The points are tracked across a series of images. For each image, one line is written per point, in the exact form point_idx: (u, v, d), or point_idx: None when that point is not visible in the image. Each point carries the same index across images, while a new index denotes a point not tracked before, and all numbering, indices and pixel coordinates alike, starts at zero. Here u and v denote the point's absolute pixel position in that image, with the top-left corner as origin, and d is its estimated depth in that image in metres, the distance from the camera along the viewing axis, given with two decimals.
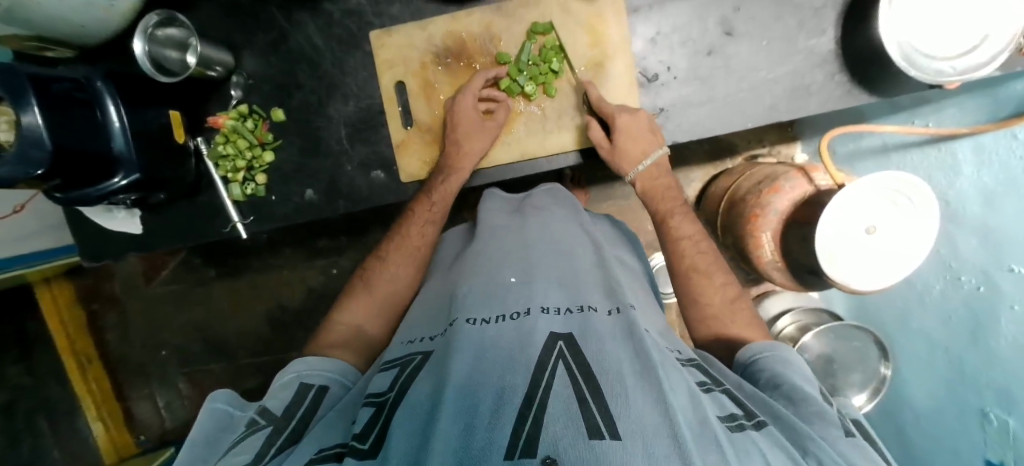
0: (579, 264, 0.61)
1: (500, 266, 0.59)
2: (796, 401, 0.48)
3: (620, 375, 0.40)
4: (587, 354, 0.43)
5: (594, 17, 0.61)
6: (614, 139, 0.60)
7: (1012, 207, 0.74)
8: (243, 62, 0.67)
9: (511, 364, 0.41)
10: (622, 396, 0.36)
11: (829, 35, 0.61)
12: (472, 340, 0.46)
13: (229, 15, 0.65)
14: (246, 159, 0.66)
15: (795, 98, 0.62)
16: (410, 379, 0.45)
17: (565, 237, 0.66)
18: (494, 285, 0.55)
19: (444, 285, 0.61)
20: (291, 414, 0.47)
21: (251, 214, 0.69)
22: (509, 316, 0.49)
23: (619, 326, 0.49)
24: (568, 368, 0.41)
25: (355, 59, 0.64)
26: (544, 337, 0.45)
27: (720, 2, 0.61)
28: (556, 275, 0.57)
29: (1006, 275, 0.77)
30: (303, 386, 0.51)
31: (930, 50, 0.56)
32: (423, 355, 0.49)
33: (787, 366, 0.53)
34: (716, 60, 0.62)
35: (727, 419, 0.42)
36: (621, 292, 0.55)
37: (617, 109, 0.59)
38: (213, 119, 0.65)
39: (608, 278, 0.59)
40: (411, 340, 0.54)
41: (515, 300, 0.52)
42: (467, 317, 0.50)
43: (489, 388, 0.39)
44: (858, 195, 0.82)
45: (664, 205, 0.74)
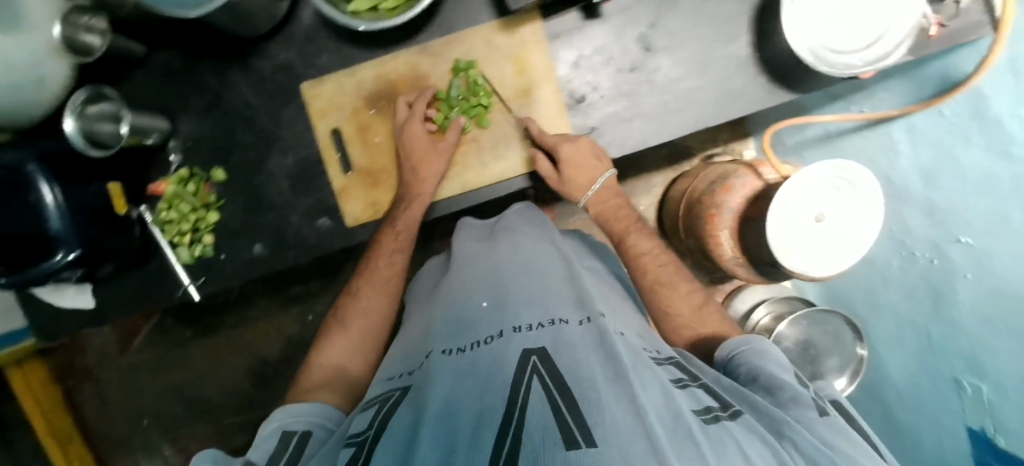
0: (553, 276, 0.58)
1: (473, 292, 0.56)
2: (773, 389, 0.47)
3: (594, 382, 0.37)
4: (563, 367, 0.40)
5: (518, 48, 0.63)
6: (561, 170, 0.62)
7: (951, 181, 0.75)
8: (179, 126, 0.67)
9: (486, 387, 0.39)
10: (596, 403, 0.35)
11: (744, 41, 0.63)
12: (446, 370, 0.43)
13: (161, 83, 0.66)
14: (190, 221, 0.65)
15: (720, 104, 0.64)
16: (389, 414, 0.43)
17: (532, 253, 0.62)
18: (466, 315, 0.52)
19: (421, 325, 0.58)
20: (274, 462, 0.44)
21: (202, 274, 0.68)
22: (481, 342, 0.47)
23: (591, 336, 0.46)
24: (543, 384, 0.38)
25: (289, 112, 0.65)
26: (516, 355, 0.43)
27: (637, 20, 0.62)
28: (528, 291, 0.54)
29: (955, 246, 0.78)
30: (285, 434, 0.48)
31: (836, 46, 0.58)
32: (401, 391, 0.46)
33: (763, 356, 0.52)
34: (639, 76, 0.63)
35: (703, 411, 0.39)
36: (592, 302, 0.52)
37: (557, 139, 0.61)
38: (153, 186, 0.66)
39: (576, 285, 0.57)
40: (389, 378, 0.52)
41: (488, 323, 0.50)
42: (443, 348, 0.48)
43: (467, 413, 0.37)
44: (805, 184, 0.83)
45: (618, 225, 0.72)
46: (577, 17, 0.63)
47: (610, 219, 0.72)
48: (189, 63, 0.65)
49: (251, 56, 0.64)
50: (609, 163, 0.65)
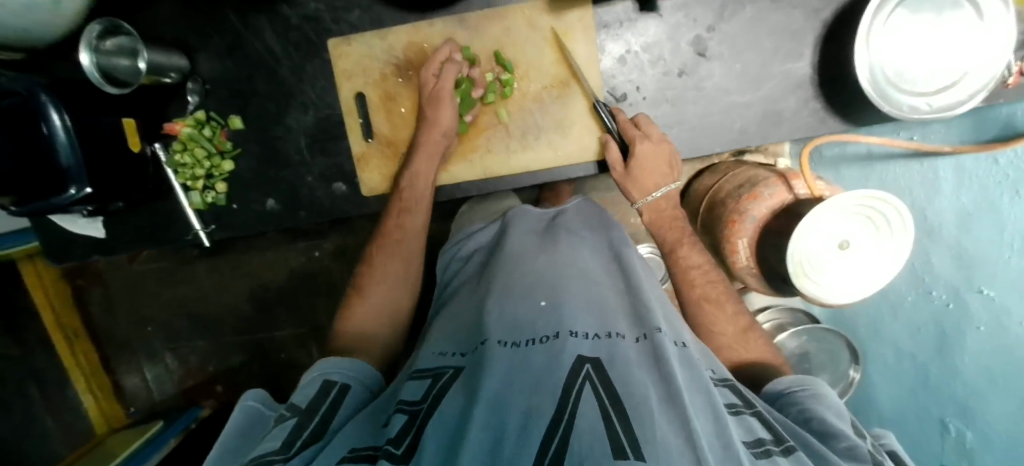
0: (612, 286, 0.54)
1: (529, 288, 0.52)
2: (827, 436, 0.42)
3: (648, 401, 0.35)
4: (619, 383, 0.37)
5: (561, 32, 0.58)
6: (631, 168, 0.58)
7: (989, 233, 0.73)
8: (199, 65, 0.64)
9: (538, 385, 0.37)
10: (648, 421, 0.32)
11: (806, 60, 0.58)
12: (501, 361, 0.41)
13: (182, 16, 0.63)
14: (205, 168, 0.64)
15: (766, 124, 0.60)
16: (445, 388, 0.42)
17: (587, 257, 0.58)
18: (521, 311, 0.48)
19: (473, 305, 0.55)
20: (317, 405, 0.44)
21: (213, 221, 0.68)
22: (538, 340, 0.44)
23: (646, 356, 0.42)
24: (596, 394, 0.35)
25: (313, 67, 0.62)
26: (572, 360, 0.39)
27: (694, 20, 0.58)
28: (587, 297, 0.50)
29: (975, 298, 0.77)
30: (327, 383, 0.47)
31: (905, 83, 0.53)
32: (454, 369, 0.45)
33: (818, 398, 0.47)
34: (687, 81, 0.59)
35: (753, 445, 0.36)
36: (650, 314, 0.48)
37: (640, 135, 0.57)
38: (169, 125, 0.62)
39: (632, 289, 0.53)
40: (441, 353, 0.49)
41: (543, 321, 0.46)
42: (499, 337, 0.45)
43: (516, 408, 0.35)
44: (832, 216, 0.78)
45: (670, 234, 0.61)
46: (630, 8, 0.58)
47: (664, 225, 0.61)
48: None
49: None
50: (679, 164, 0.59)
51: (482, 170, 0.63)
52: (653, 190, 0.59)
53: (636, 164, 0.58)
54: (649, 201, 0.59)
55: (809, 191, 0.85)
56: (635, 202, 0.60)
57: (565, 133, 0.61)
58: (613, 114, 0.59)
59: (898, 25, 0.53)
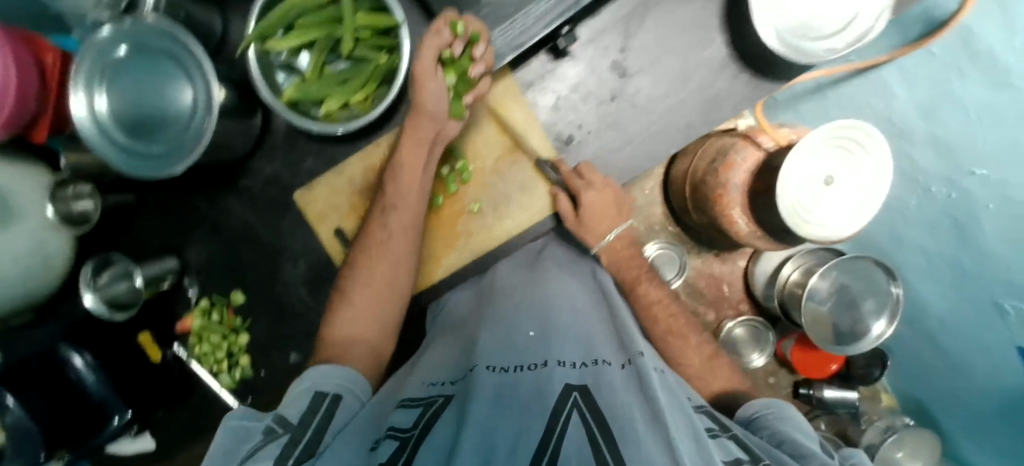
0: (597, 319, 0.54)
1: (518, 319, 0.52)
2: (798, 453, 0.41)
3: (633, 422, 0.34)
4: (603, 405, 0.36)
5: (495, 106, 0.62)
6: (580, 212, 0.60)
7: (957, 117, 0.75)
8: (189, 259, 0.68)
9: (528, 411, 0.36)
10: (635, 441, 0.32)
11: (719, 43, 0.61)
12: (489, 388, 0.40)
13: (162, 222, 0.68)
14: (223, 348, 0.68)
15: (707, 111, 0.63)
16: (435, 415, 0.40)
17: (566, 290, 0.58)
18: (511, 341, 0.49)
19: (460, 343, 0.54)
20: (308, 423, 0.40)
21: (248, 393, 0.69)
22: (526, 367, 0.43)
23: (630, 380, 0.41)
24: (584, 419, 0.34)
25: (288, 221, 0.66)
26: (560, 388, 0.39)
27: (606, 48, 0.61)
28: (576, 328, 0.50)
29: (971, 179, 0.78)
30: (318, 395, 0.45)
31: (813, 33, 0.56)
32: (446, 397, 0.43)
33: (785, 421, 0.46)
34: (621, 103, 0.62)
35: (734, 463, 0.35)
36: (631, 340, 0.48)
37: (586, 184, 0.60)
38: (180, 323, 0.69)
39: (614, 322, 0.53)
40: (431, 383, 0.48)
41: (533, 352, 0.46)
42: (487, 363, 0.45)
43: (506, 434, 0.35)
44: (811, 153, 0.81)
45: (629, 273, 0.63)
46: (546, 60, 0.62)
47: (623, 265, 0.63)
48: (183, 198, 0.67)
49: (239, 175, 0.65)
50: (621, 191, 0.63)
51: (473, 251, 0.65)
52: (607, 234, 0.62)
53: (587, 210, 0.60)
54: (608, 239, 0.62)
55: (777, 142, 0.90)
56: (593, 247, 0.63)
57: (532, 191, 0.64)
58: (556, 167, 0.62)
59: None
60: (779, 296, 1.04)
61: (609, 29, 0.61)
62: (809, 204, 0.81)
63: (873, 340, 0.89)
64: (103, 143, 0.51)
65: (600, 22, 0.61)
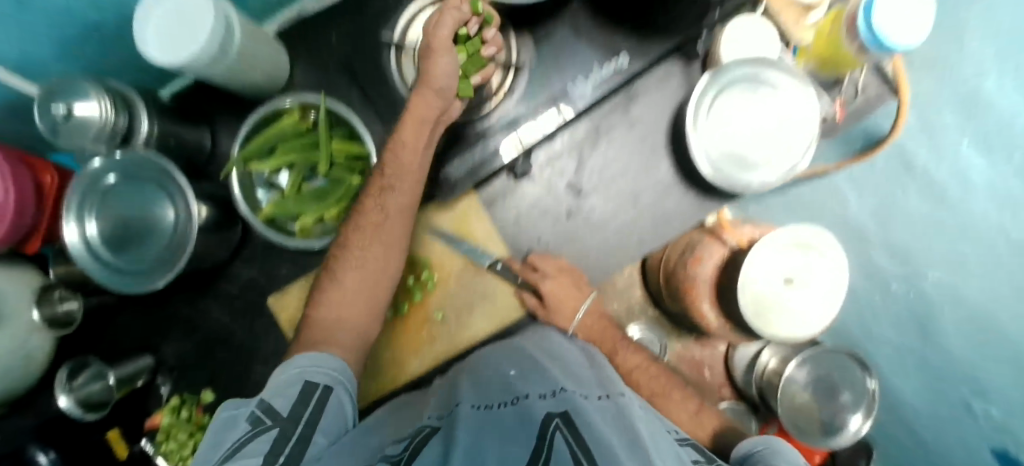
0: (577, 365, 0.56)
1: (500, 364, 0.56)
2: None
3: (615, 446, 0.37)
4: (588, 430, 0.39)
5: (457, 222, 0.67)
6: (545, 299, 0.64)
7: (903, 223, 0.80)
8: (163, 356, 0.71)
9: (510, 439, 0.38)
10: (618, 458, 0.35)
11: (665, 167, 0.67)
12: (471, 420, 0.43)
13: (143, 322, 0.72)
14: (189, 445, 0.67)
15: (657, 227, 0.67)
16: (423, 442, 0.41)
17: (548, 342, 0.61)
18: (495, 382, 0.52)
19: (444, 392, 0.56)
20: (297, 415, 0.44)
21: None
22: (507, 403, 0.47)
23: (608, 415, 0.44)
24: (568, 440, 0.37)
25: (262, 324, 0.69)
26: (542, 416, 0.42)
27: (561, 170, 0.67)
28: (556, 369, 0.53)
29: (926, 281, 0.81)
30: (308, 385, 0.48)
31: (746, 163, 0.61)
32: (432, 428, 0.44)
33: (776, 454, 0.47)
34: (575, 220, 0.67)
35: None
36: (612, 385, 0.52)
37: (543, 275, 0.64)
38: (153, 418, 0.71)
39: (594, 369, 0.57)
40: (416, 422, 0.49)
41: (510, 390, 0.50)
42: (471, 401, 0.48)
43: (493, 451, 0.36)
44: (773, 252, 0.83)
45: (606, 344, 0.68)
46: (507, 178, 0.67)
47: (598, 338, 0.68)
48: (164, 300, 0.71)
49: (218, 280, 0.70)
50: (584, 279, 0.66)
51: (436, 354, 0.68)
52: (576, 313, 0.65)
53: (548, 300, 0.64)
54: (577, 322, 0.66)
55: (739, 242, 0.93)
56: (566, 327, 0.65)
57: (494, 300, 0.67)
58: (510, 267, 0.66)
59: (723, 118, 0.61)
60: (758, 382, 1.02)
61: (563, 155, 0.67)
62: (774, 301, 0.82)
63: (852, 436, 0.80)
64: (90, 261, 0.55)
65: (555, 148, 0.67)
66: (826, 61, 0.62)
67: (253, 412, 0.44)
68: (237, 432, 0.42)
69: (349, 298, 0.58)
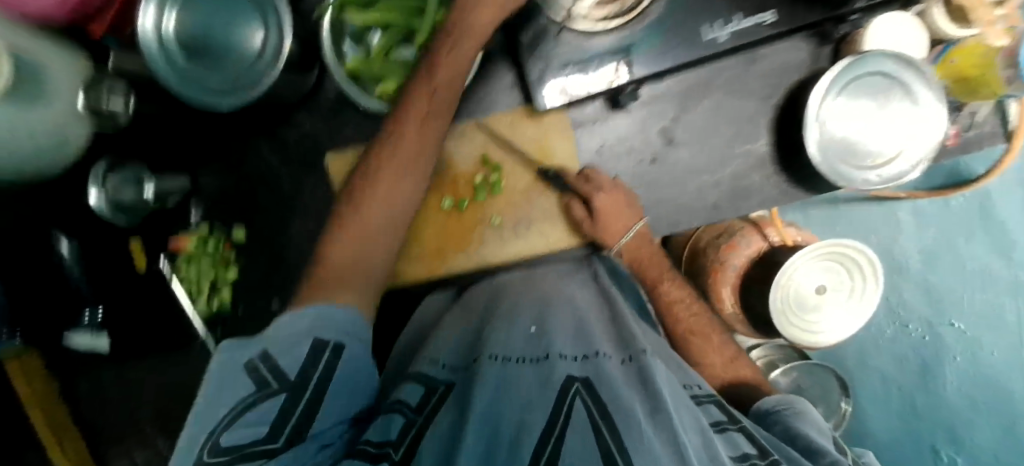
0: (591, 316, 0.52)
1: (519, 313, 0.53)
2: (809, 449, 0.45)
3: (635, 413, 0.35)
4: (607, 393, 0.37)
5: (539, 133, 0.64)
6: (596, 219, 0.61)
7: (953, 273, 0.81)
8: (201, 184, 0.69)
9: (528, 403, 0.38)
10: (638, 430, 0.33)
11: (763, 140, 0.64)
12: (492, 380, 0.41)
13: (184, 143, 0.68)
14: (210, 278, 0.68)
15: (735, 199, 0.65)
16: (441, 403, 0.43)
17: (572, 291, 0.57)
18: (513, 334, 0.49)
19: (468, 328, 0.55)
20: (308, 380, 0.39)
21: (217, 326, 0.70)
22: (524, 360, 0.44)
23: (630, 375, 0.41)
24: (587, 409, 0.35)
25: (312, 180, 0.67)
26: (563, 379, 0.39)
27: (660, 114, 0.64)
28: (574, 319, 0.51)
29: (949, 330, 0.83)
30: (318, 342, 0.42)
31: (855, 162, 0.59)
32: (446, 387, 0.45)
33: (800, 416, 0.51)
34: (659, 167, 0.65)
35: (739, 458, 0.39)
36: (635, 338, 0.48)
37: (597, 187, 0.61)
38: (174, 242, 0.67)
39: (617, 321, 0.52)
40: (435, 362, 0.50)
41: (535, 345, 0.46)
42: (490, 353, 0.46)
43: (508, 422, 0.36)
44: (807, 266, 0.83)
45: (651, 271, 0.66)
46: (602, 106, 0.63)
47: (645, 266, 0.65)
48: (214, 130, 0.67)
49: (278, 123, 0.66)
50: (640, 213, 0.63)
51: (482, 255, 0.67)
52: (624, 233, 0.62)
53: (600, 215, 0.61)
54: (624, 240, 0.62)
55: (783, 239, 0.87)
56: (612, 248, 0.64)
57: (555, 221, 0.66)
58: (563, 175, 0.63)
59: (841, 112, 0.59)
60: None
61: (667, 97, 0.63)
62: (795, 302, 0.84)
63: None
64: (158, 60, 0.50)
65: (661, 88, 0.63)
66: (968, 80, 0.59)
67: (255, 365, 0.38)
68: (227, 393, 0.37)
69: (378, 231, 0.53)
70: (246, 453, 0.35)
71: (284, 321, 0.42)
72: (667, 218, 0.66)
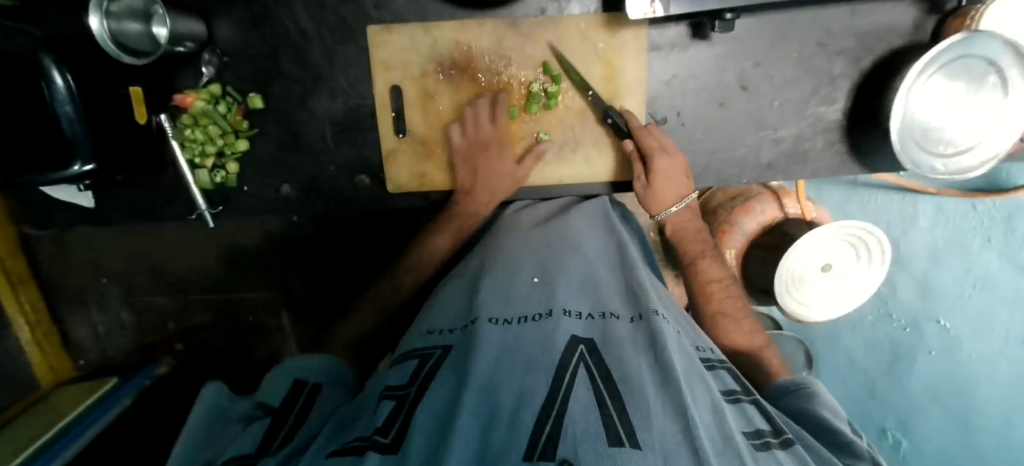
0: (598, 267, 0.50)
1: (522, 262, 0.50)
2: (825, 433, 0.44)
3: (643, 384, 0.33)
4: (614, 363, 0.36)
5: (611, 49, 0.58)
6: (652, 181, 0.58)
7: (953, 270, 0.80)
8: (216, 32, 0.59)
9: (530, 365, 0.35)
10: (643, 407, 0.31)
11: (838, 105, 0.61)
12: (492, 340, 0.38)
13: None
14: (217, 146, 0.61)
15: (792, 162, 0.63)
16: (436, 368, 0.38)
17: (584, 232, 0.55)
18: (514, 287, 0.46)
19: (467, 280, 0.51)
20: (288, 408, 0.41)
21: (220, 203, 0.65)
22: (529, 318, 0.41)
23: (640, 336, 0.40)
24: (590, 379, 0.34)
25: (347, 53, 0.60)
26: (565, 340, 0.38)
27: (743, 53, 0.58)
28: (582, 271, 0.49)
29: (932, 326, 0.83)
30: (297, 384, 0.45)
31: (926, 145, 0.55)
32: (442, 351, 0.40)
33: (815, 396, 0.49)
34: (726, 112, 0.61)
35: (753, 436, 0.35)
36: (647, 295, 0.46)
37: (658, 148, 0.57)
38: (179, 97, 0.58)
39: (627, 272, 0.50)
40: (431, 331, 0.45)
41: (537, 300, 0.44)
42: (489, 315, 0.42)
43: (508, 393, 0.33)
44: (823, 241, 0.83)
45: (691, 246, 0.62)
46: (683, 33, 0.58)
47: (687, 237, 0.62)
48: None
49: None
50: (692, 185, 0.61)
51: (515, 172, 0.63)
52: (674, 202, 0.60)
53: (657, 178, 0.58)
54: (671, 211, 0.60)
55: (800, 212, 0.86)
56: (657, 214, 0.61)
57: (604, 150, 0.62)
58: (624, 120, 0.59)
59: (932, 90, 0.55)
60: None
61: (756, 36, 0.58)
62: (802, 282, 0.85)
63: None
64: None
65: (753, 24, 0.57)
66: None
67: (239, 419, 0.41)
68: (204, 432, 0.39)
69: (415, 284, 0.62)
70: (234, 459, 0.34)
71: (266, 384, 0.46)
72: (720, 169, 0.63)
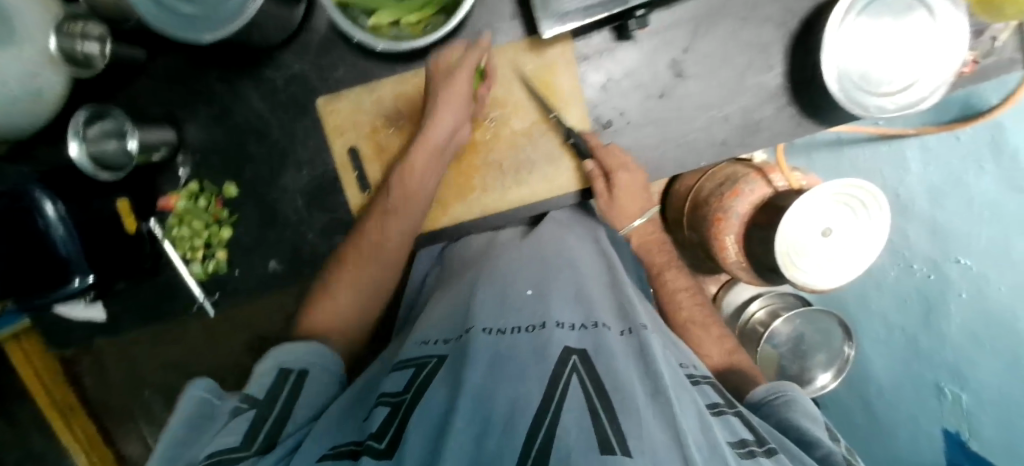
0: (589, 281, 0.51)
1: (516, 278, 0.51)
2: (803, 442, 0.44)
3: (635, 395, 0.33)
4: (607, 371, 0.36)
5: (543, 68, 0.61)
6: (614, 196, 0.60)
7: None
8: (185, 135, 0.65)
9: (524, 374, 0.35)
10: (635, 415, 0.31)
11: (776, 70, 0.61)
12: (485, 351, 0.39)
13: (165, 90, 0.64)
14: (203, 238, 0.65)
15: (746, 134, 0.63)
16: (430, 377, 0.39)
17: (574, 247, 0.57)
18: (508, 299, 0.47)
19: (458, 298, 0.52)
20: (274, 397, 0.42)
21: (216, 290, 0.68)
22: (523, 329, 0.42)
23: (630, 349, 0.40)
24: (582, 384, 0.34)
25: (304, 126, 0.64)
26: (559, 351, 0.38)
27: (669, 44, 0.61)
28: (575, 284, 0.49)
29: (954, 267, 0.76)
30: (283, 371, 0.46)
31: (868, 88, 0.56)
32: (438, 358, 0.42)
33: (792, 404, 0.49)
34: (667, 102, 0.62)
35: (738, 445, 0.36)
36: (637, 311, 0.46)
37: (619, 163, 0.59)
38: (163, 200, 0.65)
39: (618, 288, 0.51)
40: (425, 341, 0.47)
41: (532, 311, 0.45)
42: (483, 325, 0.43)
43: (501, 401, 0.33)
44: (813, 207, 0.80)
45: (658, 257, 0.64)
46: (608, 37, 0.61)
47: (652, 250, 0.64)
48: (198, 71, 0.63)
49: (263, 64, 0.62)
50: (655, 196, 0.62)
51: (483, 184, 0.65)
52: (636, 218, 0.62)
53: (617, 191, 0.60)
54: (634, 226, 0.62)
55: (788, 184, 0.85)
56: (621, 228, 0.63)
57: (557, 164, 0.64)
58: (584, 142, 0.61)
59: (863, 35, 0.55)
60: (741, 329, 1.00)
61: (677, 26, 0.60)
62: (802, 250, 0.81)
63: (815, 390, 0.92)
64: None
65: (671, 16, 0.60)
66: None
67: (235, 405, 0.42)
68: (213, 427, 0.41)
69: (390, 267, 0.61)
70: (214, 458, 0.35)
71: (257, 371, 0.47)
72: (677, 157, 0.64)
